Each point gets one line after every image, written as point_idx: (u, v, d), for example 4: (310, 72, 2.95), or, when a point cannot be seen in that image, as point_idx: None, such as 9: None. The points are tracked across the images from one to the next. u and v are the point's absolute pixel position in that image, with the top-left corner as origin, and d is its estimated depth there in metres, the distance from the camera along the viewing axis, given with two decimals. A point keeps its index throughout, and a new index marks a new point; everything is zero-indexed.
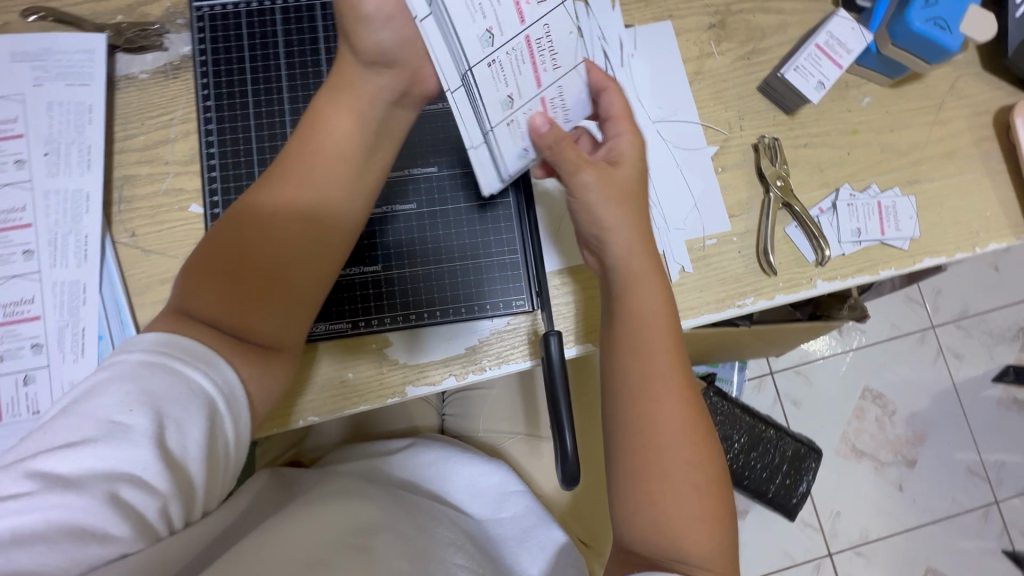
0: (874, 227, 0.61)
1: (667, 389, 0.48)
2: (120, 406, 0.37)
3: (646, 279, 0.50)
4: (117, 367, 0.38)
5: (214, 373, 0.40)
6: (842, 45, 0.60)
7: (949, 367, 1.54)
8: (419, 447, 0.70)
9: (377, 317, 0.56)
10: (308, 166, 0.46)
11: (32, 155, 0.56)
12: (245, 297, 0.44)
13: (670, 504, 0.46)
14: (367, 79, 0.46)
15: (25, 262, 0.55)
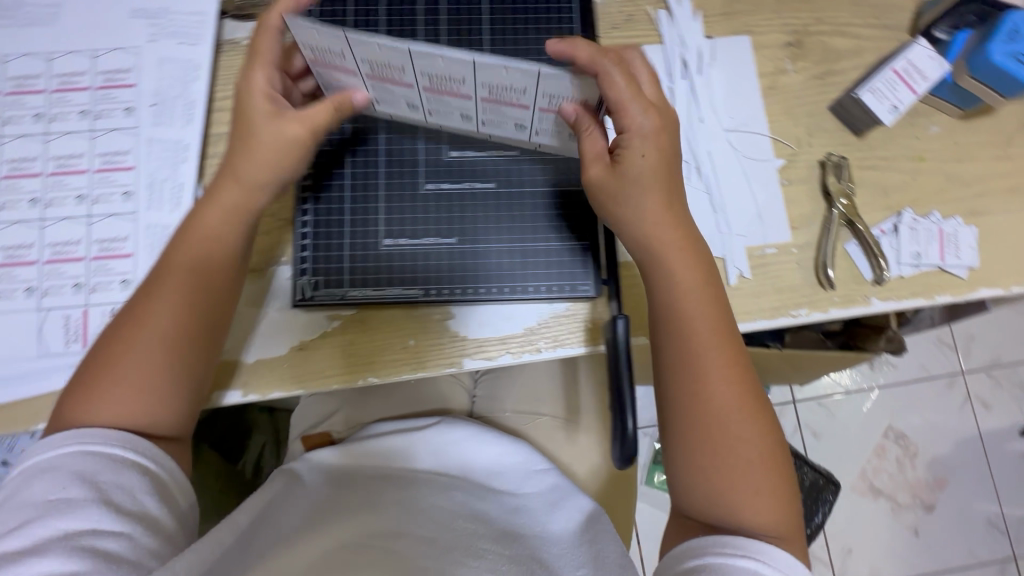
0: (934, 253, 0.62)
1: (716, 368, 0.49)
2: (56, 487, 0.43)
3: (686, 275, 0.51)
4: (44, 462, 0.45)
5: (136, 444, 0.47)
6: (919, 72, 0.62)
7: (976, 415, 1.51)
8: (447, 425, 0.71)
9: (449, 287, 0.58)
10: (190, 239, 0.52)
11: (140, 105, 0.60)
12: (156, 362, 0.49)
13: (735, 482, 0.47)
14: (255, 169, 0.51)
15: (124, 203, 0.58)
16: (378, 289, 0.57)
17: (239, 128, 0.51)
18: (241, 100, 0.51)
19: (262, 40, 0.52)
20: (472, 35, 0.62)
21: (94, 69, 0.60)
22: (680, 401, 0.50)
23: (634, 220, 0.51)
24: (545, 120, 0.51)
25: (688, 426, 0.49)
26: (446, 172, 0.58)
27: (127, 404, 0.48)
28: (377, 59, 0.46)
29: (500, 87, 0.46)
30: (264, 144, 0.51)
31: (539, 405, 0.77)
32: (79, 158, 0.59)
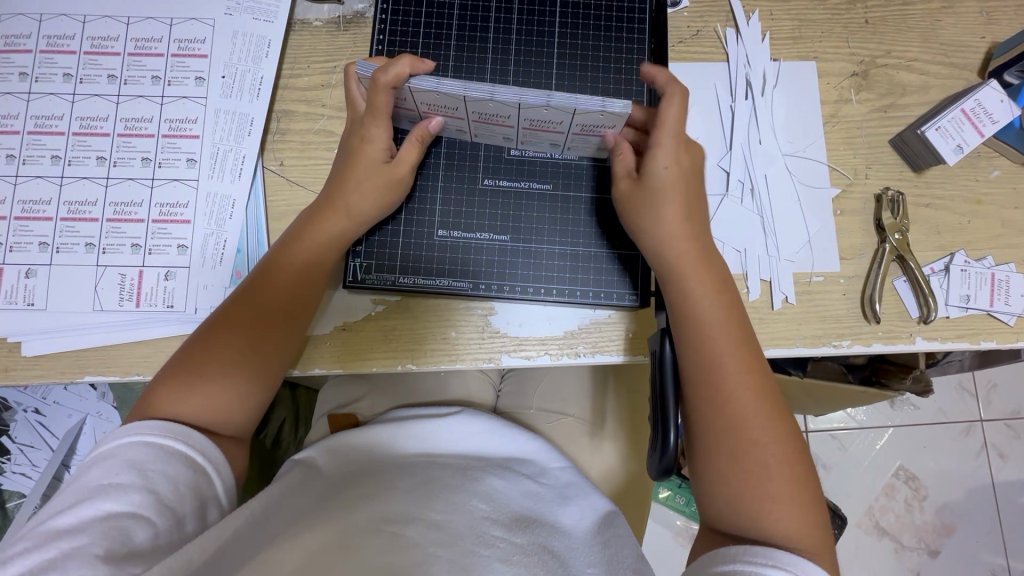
0: (983, 297, 0.61)
1: (731, 373, 0.49)
2: (109, 473, 0.45)
3: (694, 280, 0.51)
4: (107, 449, 0.47)
5: (188, 438, 0.49)
6: (988, 115, 0.61)
7: (991, 465, 1.49)
8: (468, 416, 0.72)
9: (497, 283, 0.58)
10: (286, 248, 0.55)
11: (211, 76, 0.61)
12: (236, 366, 0.52)
13: (769, 499, 0.46)
14: (359, 206, 0.55)
15: (187, 169, 0.59)
16: (426, 278, 0.58)
17: (349, 163, 0.56)
18: (356, 144, 0.55)
19: (379, 98, 0.51)
20: (541, 38, 0.63)
21: (169, 37, 0.61)
22: (697, 407, 0.49)
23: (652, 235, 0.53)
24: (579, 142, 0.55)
25: (705, 431, 0.49)
26: (506, 170, 0.59)
27: (202, 405, 0.51)
28: (435, 102, 0.51)
29: (541, 121, 0.51)
30: (370, 185, 0.55)
31: (564, 406, 0.77)
32: (148, 122, 0.60)
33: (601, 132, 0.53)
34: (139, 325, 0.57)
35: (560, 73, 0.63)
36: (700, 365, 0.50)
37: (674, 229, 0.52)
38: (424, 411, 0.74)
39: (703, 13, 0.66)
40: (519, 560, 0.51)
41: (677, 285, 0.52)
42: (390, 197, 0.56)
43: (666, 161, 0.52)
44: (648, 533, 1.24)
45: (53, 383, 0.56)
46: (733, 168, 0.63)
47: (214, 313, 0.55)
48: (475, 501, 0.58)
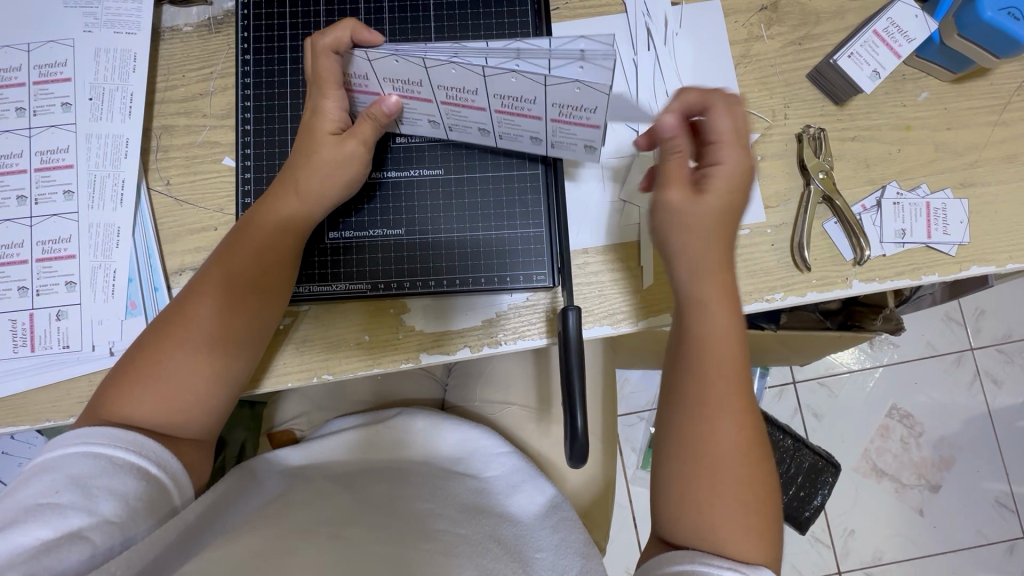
0: (920, 229, 0.58)
1: (720, 400, 0.49)
2: (48, 490, 0.42)
3: (717, 309, 0.50)
4: (53, 462, 0.44)
5: (138, 445, 0.46)
6: (903, 33, 0.57)
7: (986, 393, 1.46)
8: (407, 415, 0.70)
9: (396, 278, 0.55)
10: (244, 230, 0.52)
11: (78, 100, 0.57)
12: (191, 367, 0.49)
13: (727, 522, 0.46)
14: (313, 181, 0.52)
15: (65, 202, 0.56)
16: (322, 285, 0.55)
17: (301, 142, 0.52)
18: (308, 118, 0.52)
19: (323, 67, 0.48)
20: (416, 12, 0.59)
21: (29, 64, 0.58)
22: (693, 419, 0.49)
23: (679, 253, 0.51)
24: (558, 133, 0.50)
25: (685, 447, 0.48)
26: (393, 160, 0.56)
27: (159, 409, 0.49)
28: (395, 76, 0.47)
29: (513, 97, 0.46)
30: (327, 161, 0.51)
31: (509, 393, 0.74)
32: (18, 157, 0.57)
33: (580, 118, 0.47)
34: (38, 370, 0.55)
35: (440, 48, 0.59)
36: (705, 386, 0.49)
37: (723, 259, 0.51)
38: (367, 417, 0.72)
39: None
40: (462, 550, 0.49)
41: (702, 315, 0.50)
42: (347, 172, 0.52)
43: (725, 180, 0.49)
44: (641, 505, 1.23)
45: None
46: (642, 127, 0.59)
47: (168, 307, 0.52)
48: (417, 500, 0.56)
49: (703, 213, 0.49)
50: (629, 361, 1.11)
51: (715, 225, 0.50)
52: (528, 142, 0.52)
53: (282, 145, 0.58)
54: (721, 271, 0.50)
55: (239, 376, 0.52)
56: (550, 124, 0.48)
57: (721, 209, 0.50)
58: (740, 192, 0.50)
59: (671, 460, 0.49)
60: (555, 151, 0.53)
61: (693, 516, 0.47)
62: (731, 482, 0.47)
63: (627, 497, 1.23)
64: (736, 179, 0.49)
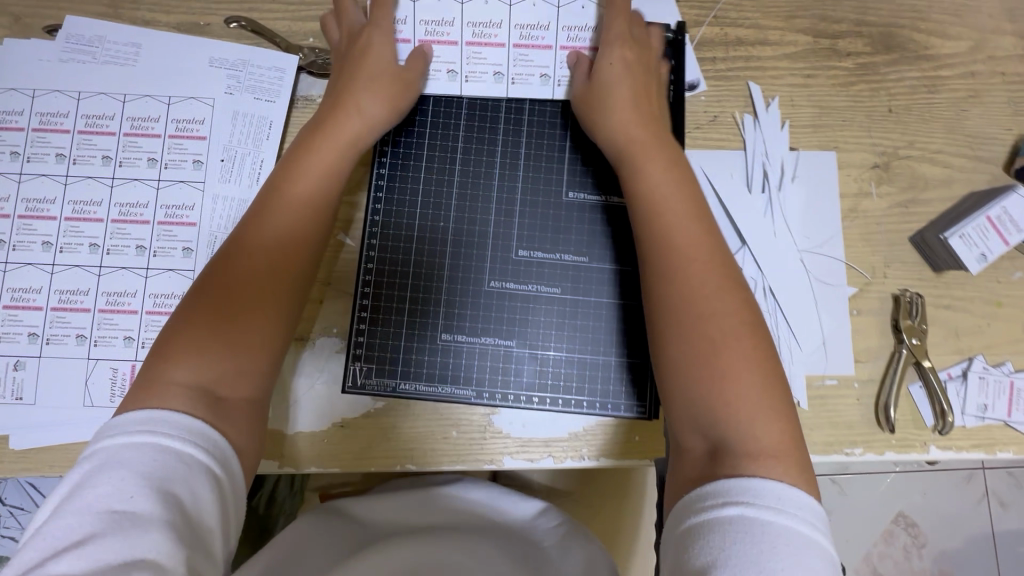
0: (1001, 406, 0.60)
1: (689, 272, 0.49)
2: (119, 495, 0.39)
3: (654, 164, 0.53)
4: (116, 458, 0.40)
5: (195, 437, 0.43)
6: (1014, 222, 0.59)
7: (992, 513, 1.48)
8: (470, 486, 0.73)
9: (402, 174, 0.58)
10: (283, 177, 0.54)
11: (210, 159, 0.59)
12: (241, 309, 0.49)
13: (739, 401, 0.45)
14: (362, 124, 0.55)
15: (183, 259, 0.57)
16: (429, 386, 0.56)
17: (341, 77, 0.57)
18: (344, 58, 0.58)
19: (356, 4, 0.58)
20: (555, 127, 0.60)
21: (167, 116, 0.59)
22: (671, 306, 0.49)
23: (614, 125, 0.55)
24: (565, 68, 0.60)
25: (666, 329, 0.49)
26: (512, 272, 0.57)
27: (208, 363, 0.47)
28: (430, 17, 0.60)
29: (529, 27, 0.60)
30: (372, 106, 0.56)
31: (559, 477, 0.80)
32: (143, 208, 0.58)
33: (584, 44, 0.60)
34: None
35: (573, 163, 0.59)
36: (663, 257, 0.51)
37: (629, 120, 0.55)
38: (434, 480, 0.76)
39: (720, 98, 0.64)
40: None
41: (643, 184, 0.53)
42: (389, 108, 0.56)
43: (607, 62, 0.57)
44: None
45: (39, 475, 0.54)
46: (747, 267, 0.61)
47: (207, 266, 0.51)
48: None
49: (611, 87, 0.56)
50: None
51: (627, 84, 0.56)
52: (538, 81, 0.60)
53: (407, 236, 0.57)
54: (654, 133, 0.55)
55: (270, 324, 0.51)
56: (559, 52, 0.60)
57: (629, 70, 0.57)
58: (640, 66, 0.57)
59: (672, 372, 0.48)
60: (561, 93, 0.60)
61: (712, 423, 0.45)
62: (731, 348, 0.47)
63: None
64: (625, 57, 0.57)
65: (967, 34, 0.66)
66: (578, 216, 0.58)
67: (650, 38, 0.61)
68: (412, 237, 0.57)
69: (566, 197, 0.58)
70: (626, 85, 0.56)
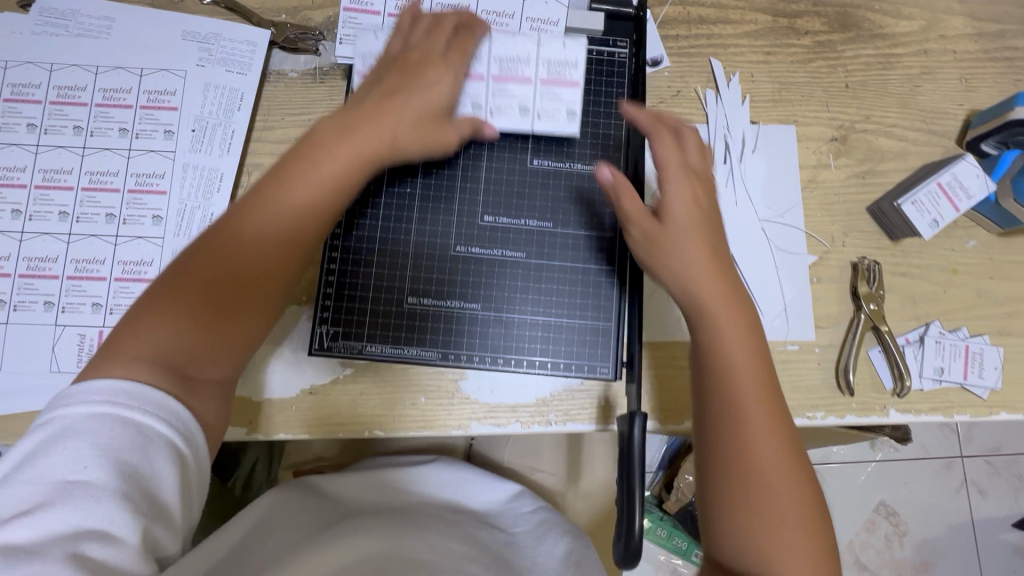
0: (957, 370, 0.61)
1: (749, 405, 0.48)
2: (75, 466, 0.37)
3: (706, 273, 0.51)
4: (73, 424, 0.39)
5: (163, 412, 0.41)
6: (964, 189, 0.60)
7: (971, 501, 1.49)
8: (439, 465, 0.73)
9: None
10: (301, 165, 0.50)
11: (181, 130, 0.60)
12: (231, 299, 0.47)
13: (778, 553, 0.46)
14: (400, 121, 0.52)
15: (152, 226, 0.58)
16: (395, 347, 0.57)
17: (397, 76, 0.54)
18: (409, 62, 0.54)
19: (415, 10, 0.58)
20: None
21: (139, 88, 0.60)
22: (717, 380, 0.49)
23: (677, 272, 0.52)
24: (546, 100, 0.59)
25: (711, 454, 0.49)
26: (478, 236, 0.58)
27: (186, 339, 0.45)
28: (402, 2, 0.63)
29: (495, 17, 0.64)
30: (411, 105, 0.53)
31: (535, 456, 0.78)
32: (114, 176, 0.58)
33: (546, 32, 0.63)
34: None
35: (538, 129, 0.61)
36: (716, 376, 0.50)
37: (697, 271, 0.51)
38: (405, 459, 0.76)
39: (683, 74, 0.66)
40: None
41: (705, 331, 0.51)
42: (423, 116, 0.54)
43: (679, 199, 0.52)
44: None
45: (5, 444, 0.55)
46: None
47: (203, 235, 0.49)
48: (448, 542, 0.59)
49: (675, 233, 0.52)
50: None
51: (694, 213, 0.53)
52: (517, 113, 0.58)
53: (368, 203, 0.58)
54: (712, 259, 0.52)
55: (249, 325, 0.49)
56: (539, 87, 0.59)
57: (697, 200, 0.53)
58: (705, 198, 0.54)
59: (712, 485, 0.48)
60: None
61: (753, 562, 0.46)
62: (780, 472, 0.47)
63: None
64: (692, 194, 0.53)
65: (920, 15, 0.68)
66: (542, 183, 0.59)
67: (687, 145, 0.55)
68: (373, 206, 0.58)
69: (530, 163, 0.60)
70: (688, 216, 0.53)
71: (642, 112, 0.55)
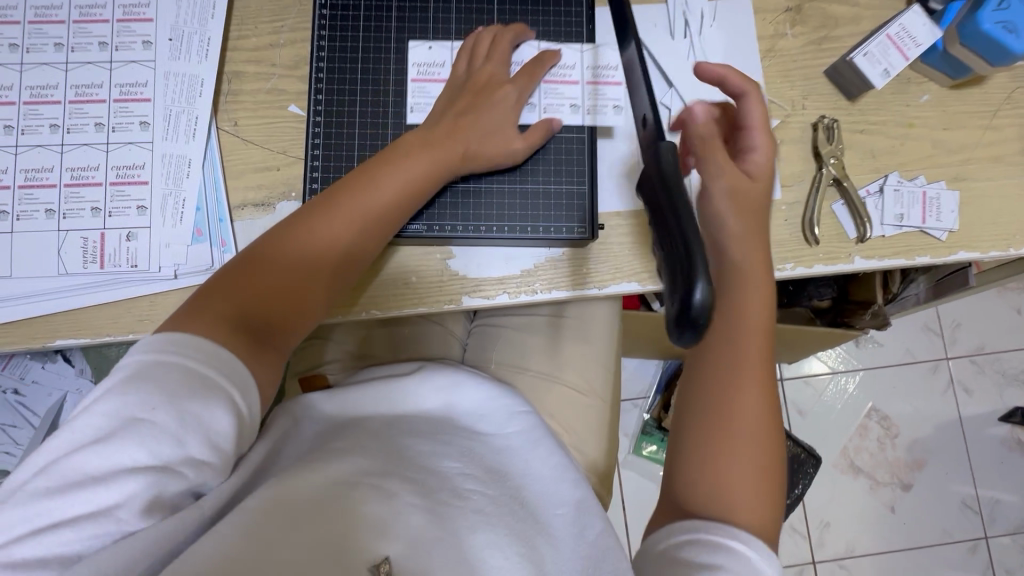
0: (916, 215, 0.65)
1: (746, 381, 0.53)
2: (145, 408, 0.42)
3: (755, 273, 0.56)
4: (147, 371, 0.43)
5: (230, 374, 0.46)
6: (912, 38, 0.64)
7: (958, 400, 1.55)
8: (431, 369, 0.72)
9: (342, 51, 0.64)
10: (377, 171, 0.57)
11: (158, 40, 0.62)
12: (312, 288, 0.54)
13: (734, 493, 0.50)
14: (471, 136, 0.59)
15: (141, 132, 0.60)
16: None
17: (470, 97, 0.60)
18: (484, 81, 0.61)
19: (497, 54, 0.62)
20: None
21: (113, 2, 0.62)
22: (729, 332, 0.55)
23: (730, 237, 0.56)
24: (594, 97, 0.64)
25: (701, 385, 0.55)
26: None
27: (258, 303, 0.51)
28: None
29: None
30: (479, 128, 0.59)
31: (521, 357, 0.80)
32: (98, 88, 0.61)
33: None
34: (105, 285, 0.59)
35: (501, 19, 0.66)
36: (730, 345, 0.54)
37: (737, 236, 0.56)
38: (387, 370, 0.74)
39: None
40: (493, 516, 0.55)
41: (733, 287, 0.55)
42: (492, 132, 0.60)
43: (760, 167, 0.58)
44: (631, 486, 1.30)
45: (25, 346, 0.58)
46: (675, 106, 0.66)
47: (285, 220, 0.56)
48: (444, 458, 0.60)
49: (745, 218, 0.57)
50: (630, 346, 1.17)
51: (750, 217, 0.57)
52: (568, 109, 0.63)
53: (383, 112, 0.64)
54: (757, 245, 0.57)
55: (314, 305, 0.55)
56: (589, 87, 0.65)
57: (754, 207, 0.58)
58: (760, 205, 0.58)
59: (696, 378, 0.55)
60: None
61: (717, 483, 0.51)
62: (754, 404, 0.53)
63: (621, 476, 1.30)
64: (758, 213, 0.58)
65: None
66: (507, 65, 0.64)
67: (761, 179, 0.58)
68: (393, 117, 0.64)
69: None
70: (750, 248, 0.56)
71: (756, 164, 0.58)
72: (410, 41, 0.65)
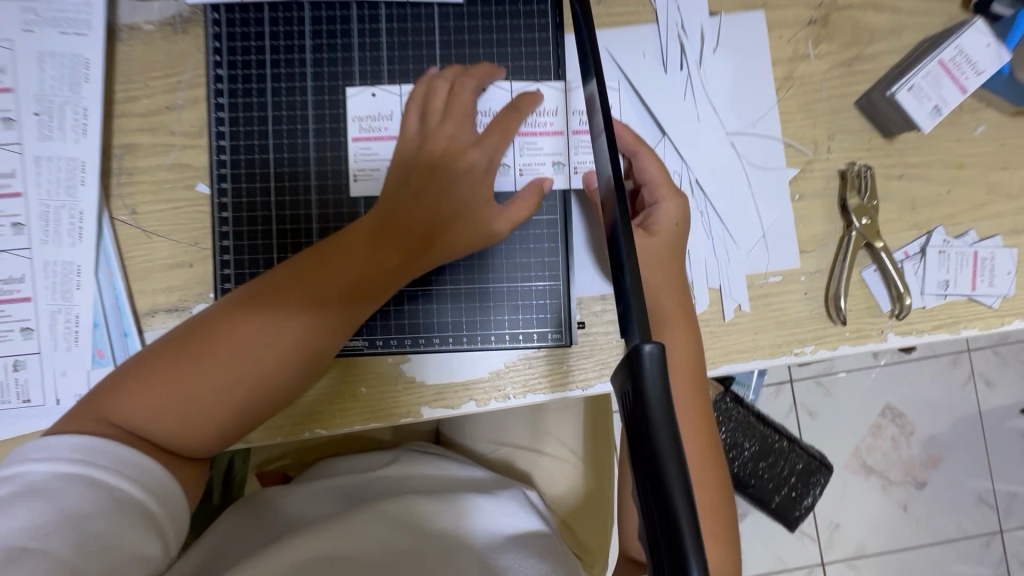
0: (964, 281, 0.53)
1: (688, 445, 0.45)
2: (33, 530, 0.33)
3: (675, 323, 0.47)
4: (38, 484, 0.35)
5: (146, 479, 0.38)
6: (971, 63, 0.51)
7: (977, 395, 1.26)
8: (409, 461, 0.59)
9: (247, 113, 0.52)
10: (340, 245, 0.44)
11: (22, 115, 0.50)
12: (250, 396, 0.41)
13: None
14: (450, 199, 0.47)
15: (14, 236, 0.49)
16: None
17: (444, 148, 0.47)
18: (459, 128, 0.48)
19: (465, 95, 0.49)
20: (417, 19, 0.53)
21: None
22: None
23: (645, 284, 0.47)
24: (582, 152, 0.53)
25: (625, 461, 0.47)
26: None
27: (180, 415, 0.40)
28: None
29: None
30: (456, 189, 0.47)
31: (502, 431, 0.68)
32: None
33: None
34: None
35: (444, 52, 0.53)
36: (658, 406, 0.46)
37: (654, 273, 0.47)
38: (358, 462, 0.61)
39: None
40: None
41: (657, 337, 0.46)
42: (474, 196, 0.47)
43: (669, 218, 0.48)
44: None
45: None
46: (668, 159, 0.53)
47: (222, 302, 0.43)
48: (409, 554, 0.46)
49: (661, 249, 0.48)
50: None
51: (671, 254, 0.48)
52: (550, 170, 0.52)
53: (307, 190, 0.52)
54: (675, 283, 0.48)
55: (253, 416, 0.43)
56: (572, 138, 0.53)
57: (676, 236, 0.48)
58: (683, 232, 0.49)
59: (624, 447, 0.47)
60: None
61: None
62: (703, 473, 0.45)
63: None
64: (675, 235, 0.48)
65: None
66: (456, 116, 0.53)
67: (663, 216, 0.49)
68: (321, 194, 0.52)
69: None
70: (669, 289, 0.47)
71: (664, 193, 0.49)
72: (345, 90, 0.53)
